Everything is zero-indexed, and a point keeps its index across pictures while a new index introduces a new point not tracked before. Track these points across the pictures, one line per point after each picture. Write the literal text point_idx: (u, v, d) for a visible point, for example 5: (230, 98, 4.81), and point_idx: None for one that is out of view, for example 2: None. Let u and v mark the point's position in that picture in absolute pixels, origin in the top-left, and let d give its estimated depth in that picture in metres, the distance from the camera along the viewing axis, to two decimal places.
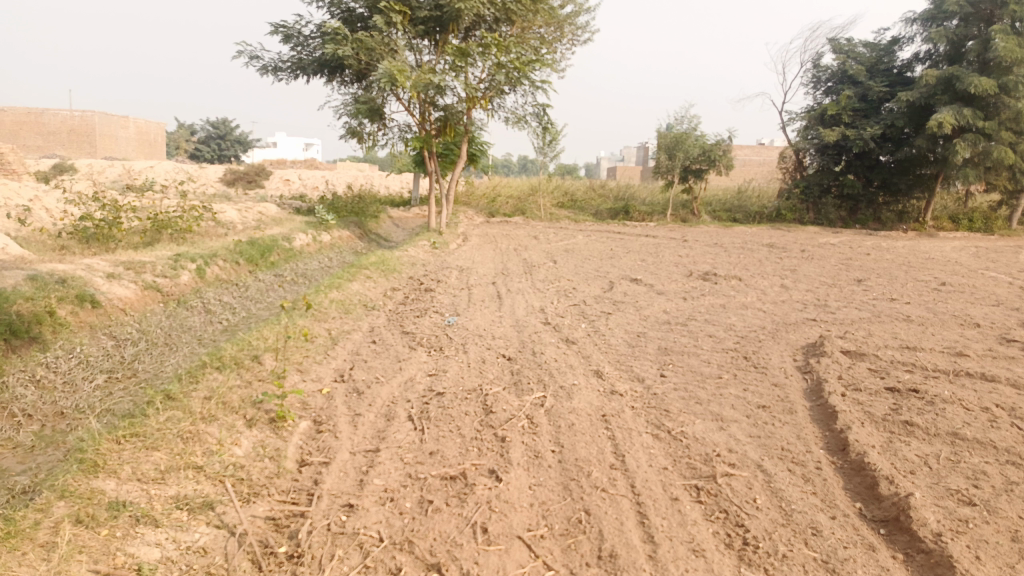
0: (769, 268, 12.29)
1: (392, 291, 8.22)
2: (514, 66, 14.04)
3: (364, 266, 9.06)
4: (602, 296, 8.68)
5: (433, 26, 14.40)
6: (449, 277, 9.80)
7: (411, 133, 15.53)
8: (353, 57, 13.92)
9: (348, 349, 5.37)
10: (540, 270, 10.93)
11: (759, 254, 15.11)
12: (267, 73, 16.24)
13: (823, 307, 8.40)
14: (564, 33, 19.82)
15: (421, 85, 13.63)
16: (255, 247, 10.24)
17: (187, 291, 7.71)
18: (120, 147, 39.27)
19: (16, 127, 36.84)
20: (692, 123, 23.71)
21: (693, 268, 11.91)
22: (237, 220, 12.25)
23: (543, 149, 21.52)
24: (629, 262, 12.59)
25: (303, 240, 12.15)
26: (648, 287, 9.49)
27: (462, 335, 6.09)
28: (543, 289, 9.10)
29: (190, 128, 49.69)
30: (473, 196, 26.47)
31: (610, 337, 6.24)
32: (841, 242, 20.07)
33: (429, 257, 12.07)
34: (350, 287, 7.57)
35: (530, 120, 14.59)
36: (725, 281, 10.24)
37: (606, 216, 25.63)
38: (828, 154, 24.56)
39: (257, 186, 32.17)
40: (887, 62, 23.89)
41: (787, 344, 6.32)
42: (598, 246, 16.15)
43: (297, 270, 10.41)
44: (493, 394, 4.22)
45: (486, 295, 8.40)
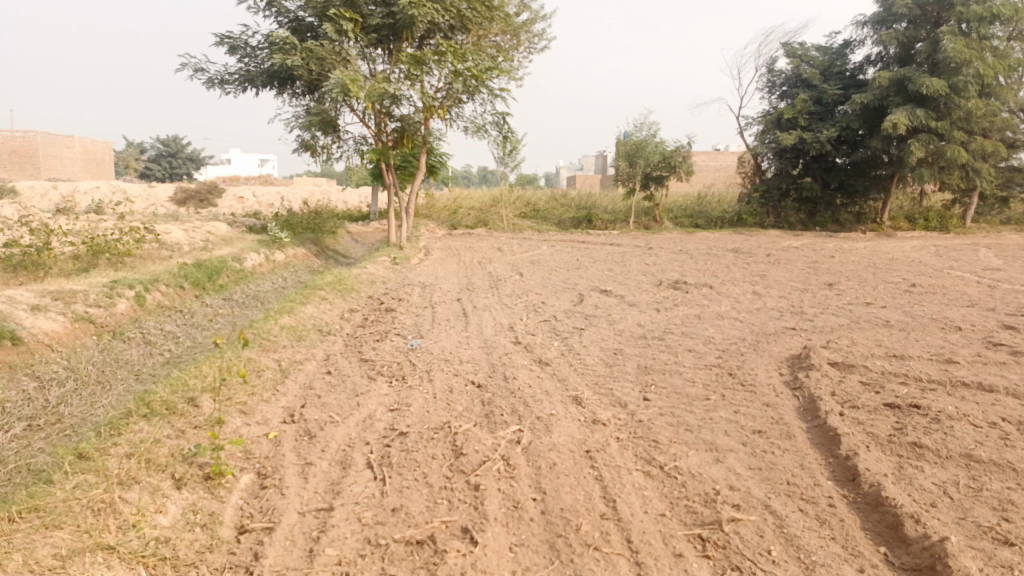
0: (739, 274, 12.07)
1: (350, 312, 7.72)
2: (471, 74, 13.64)
3: (320, 286, 8.54)
4: (573, 309, 8.29)
5: (387, 34, 13.95)
6: (411, 294, 9.33)
7: (366, 145, 15.02)
8: (303, 67, 13.36)
9: (299, 383, 4.87)
10: (506, 283, 10.52)
11: (726, 259, 14.95)
12: (213, 86, 15.56)
13: (801, 314, 8.14)
14: (521, 41, 19.53)
15: (376, 95, 13.14)
16: (202, 270, 9.63)
17: (124, 321, 7.10)
18: (65, 168, 37.87)
19: None
20: (651, 130, 23.62)
21: (662, 276, 11.64)
22: (182, 241, 11.60)
23: (504, 159, 21.17)
24: (597, 272, 12.27)
25: (254, 260, 11.55)
26: (619, 299, 9.14)
27: (426, 360, 5.63)
28: (510, 304, 8.68)
29: (140, 146, 48.29)
30: (433, 209, 26.00)
31: (586, 356, 5.83)
32: (803, 244, 20.11)
33: (389, 274, 11.57)
34: (304, 310, 7.05)
35: (490, 129, 14.21)
36: (697, 290, 9.95)
37: (569, 225, 25.38)
38: (786, 158, 24.69)
39: (209, 204, 31.23)
40: (840, 65, 24.13)
41: (771, 357, 5.99)
42: (563, 256, 15.83)
43: (248, 292, 9.83)
44: (463, 432, 3.76)
45: (451, 313, 7.96)
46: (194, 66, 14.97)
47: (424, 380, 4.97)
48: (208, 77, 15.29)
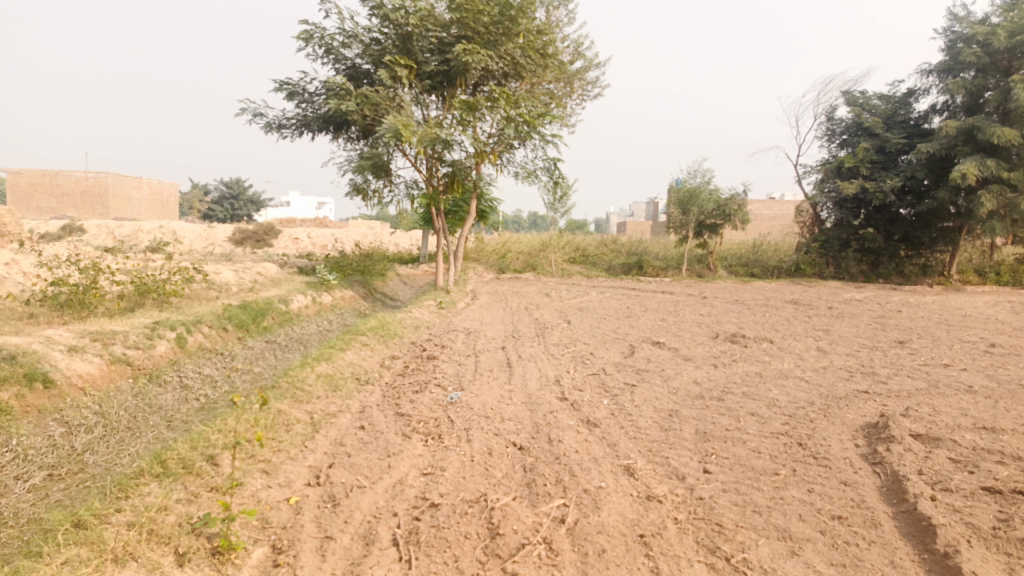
0: (800, 329, 11.45)
1: (391, 360, 7.44)
2: (523, 119, 13.53)
3: (362, 331, 8.31)
4: (624, 363, 7.86)
5: (441, 81, 14.00)
6: (456, 341, 9.04)
7: (418, 189, 15.00)
8: (357, 112, 13.46)
9: (330, 439, 4.57)
10: (554, 332, 10.15)
11: (785, 311, 14.33)
12: (271, 130, 15.84)
13: (872, 375, 7.54)
14: (575, 88, 19.52)
15: (428, 140, 13.12)
16: (247, 312, 9.54)
17: (162, 364, 6.97)
18: (132, 208, 39.36)
19: (30, 189, 37.20)
20: (706, 177, 23.18)
21: (718, 328, 11.12)
22: (231, 281, 11.63)
23: (554, 205, 21.00)
24: (649, 322, 11.83)
25: (301, 302, 11.48)
26: (673, 353, 8.67)
27: (466, 415, 5.27)
28: (557, 354, 8.31)
29: (204, 188, 49.99)
30: (483, 252, 25.94)
31: (638, 417, 5.39)
32: (866, 297, 19.25)
33: (434, 319, 11.34)
34: (343, 357, 6.81)
35: (541, 175, 14.05)
36: (756, 345, 9.41)
37: (619, 271, 24.95)
38: (847, 207, 23.90)
39: (265, 245, 31.86)
40: (904, 113, 23.41)
41: (844, 425, 5.45)
42: (614, 303, 15.42)
43: (292, 335, 9.69)
44: (501, 506, 3.38)
45: (495, 363, 7.62)
46: (253, 111, 15.26)
47: (462, 440, 4.61)
48: (266, 121, 15.56)
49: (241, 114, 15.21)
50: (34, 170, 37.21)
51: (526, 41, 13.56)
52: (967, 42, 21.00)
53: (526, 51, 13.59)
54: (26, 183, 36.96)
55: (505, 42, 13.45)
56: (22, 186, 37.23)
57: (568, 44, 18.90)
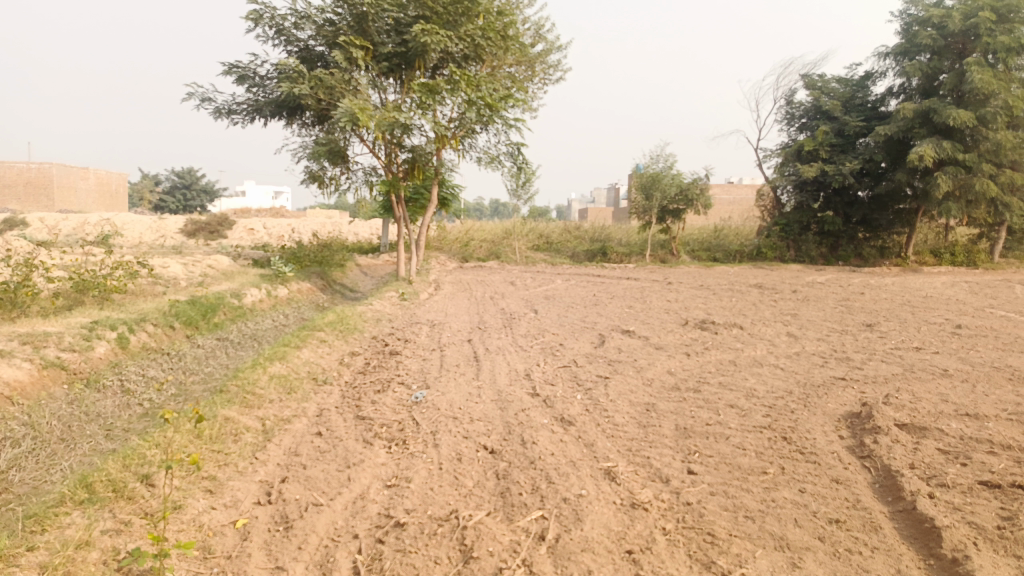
0: (768, 313, 11.33)
1: (351, 356, 7.05)
2: (485, 103, 13.13)
3: (319, 326, 7.88)
4: (594, 354, 7.58)
5: (398, 63, 13.49)
6: (419, 334, 8.67)
7: (376, 176, 14.51)
8: (311, 96, 12.90)
9: (283, 448, 4.18)
10: (521, 322, 9.83)
11: (751, 296, 14.25)
12: (221, 117, 15.17)
13: (847, 361, 7.40)
14: (536, 72, 19.15)
15: (386, 124, 12.64)
16: (197, 308, 9.01)
17: (102, 367, 6.47)
18: (80, 200, 37.88)
19: None
20: (668, 162, 23.06)
21: (686, 314, 10.94)
22: (180, 275, 11.04)
23: (517, 192, 20.66)
24: (617, 310, 11.61)
25: (255, 296, 10.95)
26: (644, 342, 8.43)
27: (432, 416, 4.92)
28: (525, 346, 8.01)
29: (155, 178, 48.33)
30: (445, 241, 25.51)
31: (615, 413, 5.11)
32: (827, 280, 19.36)
33: (396, 311, 10.93)
34: (300, 355, 6.39)
35: (504, 160, 13.69)
36: (727, 332, 9.22)
37: (583, 258, 24.77)
38: (807, 190, 24.03)
39: (220, 236, 30.90)
40: (862, 97, 23.58)
41: (826, 416, 5.25)
42: (579, 291, 15.19)
43: (245, 332, 9.20)
44: (474, 524, 3.06)
45: (461, 357, 7.27)
46: (201, 97, 14.57)
47: (428, 445, 4.27)
48: (215, 107, 14.88)
49: (188, 99, 14.51)
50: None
51: (486, 22, 13.14)
52: (922, 25, 21.16)
53: (487, 32, 13.18)
54: None
55: (465, 23, 13.02)
56: None
57: (529, 27, 18.51)
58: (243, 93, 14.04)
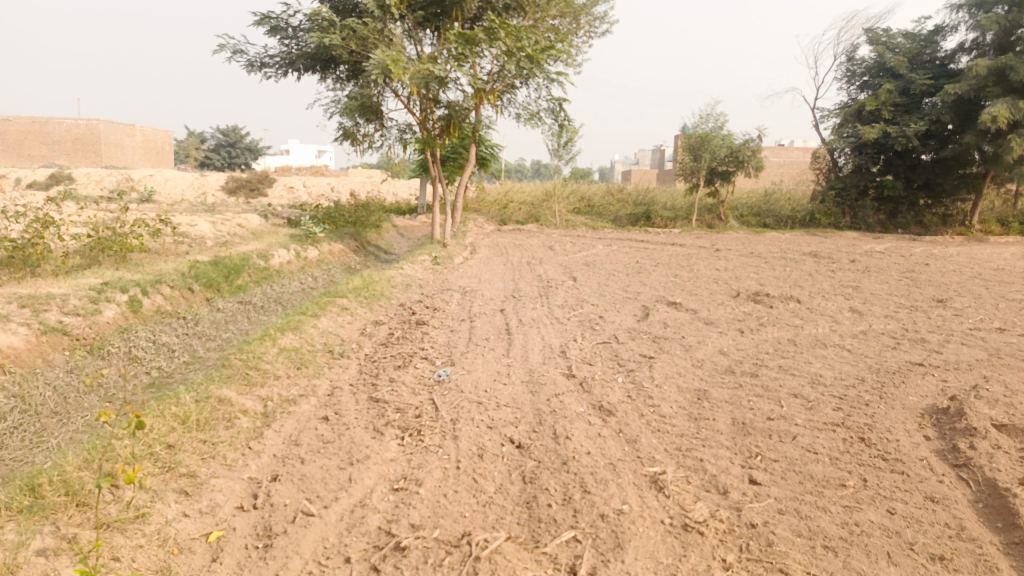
0: (827, 285, 10.49)
1: (373, 326, 6.53)
2: (525, 54, 12.34)
3: (342, 291, 7.38)
4: (637, 329, 6.94)
5: (434, 12, 12.74)
6: (450, 302, 8.14)
7: (411, 134, 13.88)
8: (342, 47, 12.27)
9: (283, 437, 3.69)
10: (559, 290, 9.21)
11: (806, 266, 13.37)
12: (253, 70, 14.69)
13: (921, 342, 6.64)
14: (581, 25, 18.17)
15: (421, 77, 11.97)
16: (219, 269, 8.58)
17: (108, 332, 6.09)
18: (126, 156, 38.17)
19: (21, 137, 36.15)
20: (718, 122, 21.89)
21: (737, 285, 10.20)
22: (206, 234, 10.67)
23: (559, 152, 19.84)
24: (662, 278, 10.92)
25: (282, 257, 10.50)
26: (691, 316, 7.73)
27: (455, 400, 4.38)
28: (563, 318, 7.41)
29: (200, 135, 48.38)
30: (484, 202, 24.86)
31: (661, 401, 4.50)
32: (886, 249, 18.22)
33: (428, 276, 10.40)
34: (317, 324, 5.88)
35: (544, 116, 12.94)
36: (783, 307, 8.46)
37: (626, 222, 23.90)
38: (866, 153, 22.66)
39: (260, 194, 30.74)
40: (930, 53, 21.98)
41: (907, 412, 4.54)
42: (622, 257, 14.48)
43: (269, 295, 8.77)
44: (492, 554, 2.54)
45: (493, 328, 6.72)
46: (233, 48, 14.07)
47: (446, 437, 3.72)
48: (247, 60, 14.39)
49: (219, 51, 14.04)
50: (23, 117, 36.06)
51: None
52: None
53: None
54: (15, 131, 35.90)
55: None
56: (12, 134, 36.12)
57: None
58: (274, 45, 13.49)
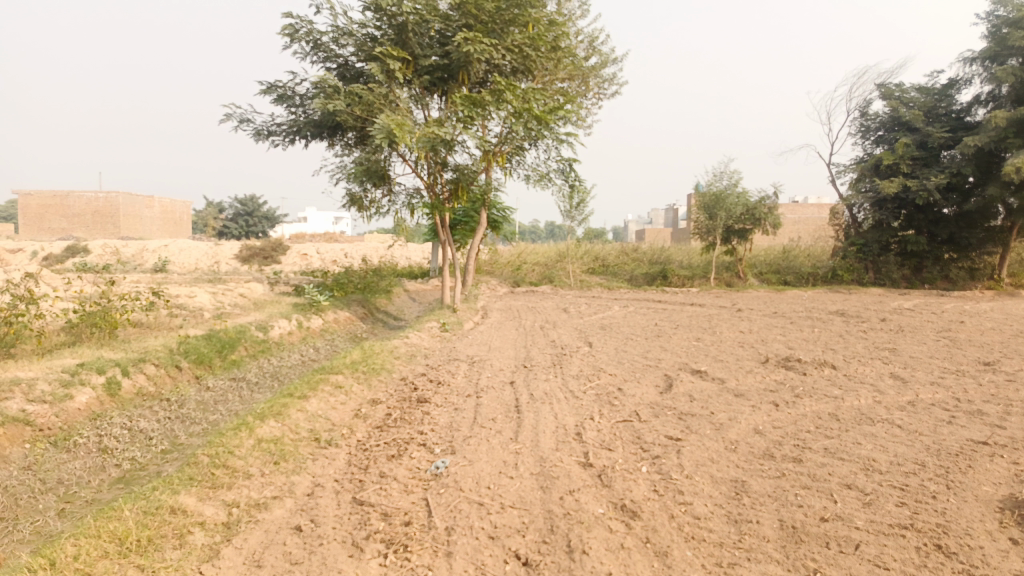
0: (861, 348, 9.85)
1: (369, 407, 5.96)
2: (534, 115, 12.07)
3: (339, 367, 6.85)
4: (660, 403, 6.32)
5: (441, 76, 12.58)
6: (457, 375, 7.57)
7: (419, 198, 13.55)
8: (348, 113, 12.08)
9: (243, 557, 3.13)
10: (574, 358, 8.64)
11: (834, 325, 12.73)
12: (261, 139, 14.57)
13: (979, 415, 5.96)
14: (590, 86, 18.09)
15: (427, 140, 11.69)
16: (211, 343, 8.11)
17: (78, 420, 5.60)
18: (145, 227, 38.54)
19: (43, 210, 36.71)
20: (732, 180, 21.56)
21: (765, 349, 9.58)
22: (205, 306, 10.28)
23: (571, 213, 19.55)
24: (683, 343, 10.32)
25: (283, 328, 10.03)
26: (718, 386, 7.11)
27: (454, 500, 3.78)
28: (578, 391, 6.81)
29: (219, 205, 49.05)
30: (497, 265, 24.51)
31: (694, 499, 3.86)
32: (915, 305, 17.52)
33: (435, 345, 9.87)
34: (304, 407, 5.34)
35: (555, 177, 12.59)
36: (818, 374, 7.81)
37: (642, 282, 23.40)
38: (886, 207, 21.95)
39: (273, 262, 30.68)
40: (945, 106, 21.69)
41: (983, 506, 3.87)
42: (640, 319, 13.92)
43: (265, 370, 8.26)
44: None
45: (501, 406, 6.12)
46: (240, 117, 13.98)
47: (437, 554, 3.12)
48: (255, 128, 14.28)
49: (226, 120, 13.94)
50: (45, 191, 36.67)
51: (536, 31, 12.17)
52: (1014, 26, 19.28)
53: (536, 42, 12.19)
54: (37, 205, 36.48)
55: (512, 32, 12.08)
56: (34, 208, 36.72)
57: (582, 39, 17.49)
58: (280, 113, 13.37)
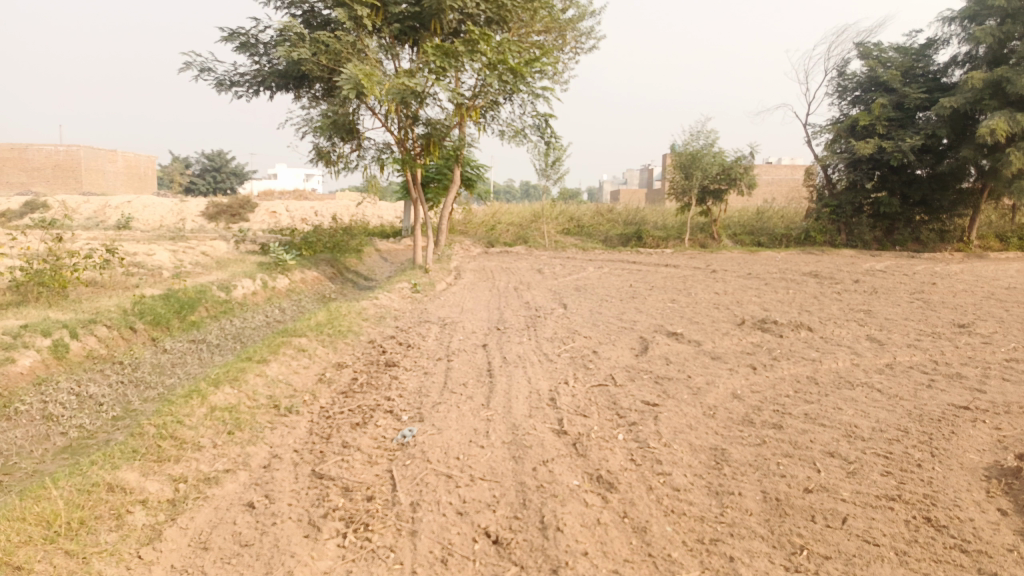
0: (836, 310, 9.76)
1: (334, 372, 5.69)
2: (509, 68, 11.62)
3: (302, 329, 6.54)
4: (636, 366, 6.14)
5: (412, 25, 12.03)
6: (427, 337, 7.31)
7: (389, 154, 13.09)
8: (314, 62, 11.52)
9: (189, 539, 2.90)
10: (548, 319, 8.43)
11: (810, 287, 12.67)
12: (223, 89, 13.93)
13: (958, 378, 5.87)
14: (567, 40, 17.57)
15: (397, 93, 11.20)
16: (169, 303, 7.74)
17: (20, 386, 5.28)
18: (108, 183, 37.33)
19: None
20: (709, 139, 21.29)
21: (741, 311, 9.45)
22: (165, 265, 9.87)
23: (546, 171, 19.19)
24: (659, 304, 10.16)
25: (247, 288, 9.66)
26: (695, 349, 6.95)
27: (420, 472, 3.56)
28: (552, 354, 6.61)
29: (185, 160, 47.69)
30: (471, 224, 24.14)
31: (673, 469, 3.68)
32: (887, 267, 17.57)
33: (406, 305, 9.58)
34: (264, 370, 5.06)
35: (530, 133, 12.21)
36: (794, 336, 7.69)
37: (617, 242, 23.23)
38: (861, 168, 21.87)
39: (241, 219, 29.92)
40: (923, 66, 21.52)
41: (968, 474, 3.74)
42: (615, 280, 13.73)
43: (227, 331, 7.93)
44: None
45: (473, 369, 5.89)
46: (200, 66, 13.32)
47: (400, 534, 2.91)
48: (216, 78, 13.62)
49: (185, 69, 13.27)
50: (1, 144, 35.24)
51: None
52: None
53: None
54: None
55: None
56: None
57: None
58: (243, 62, 12.75)
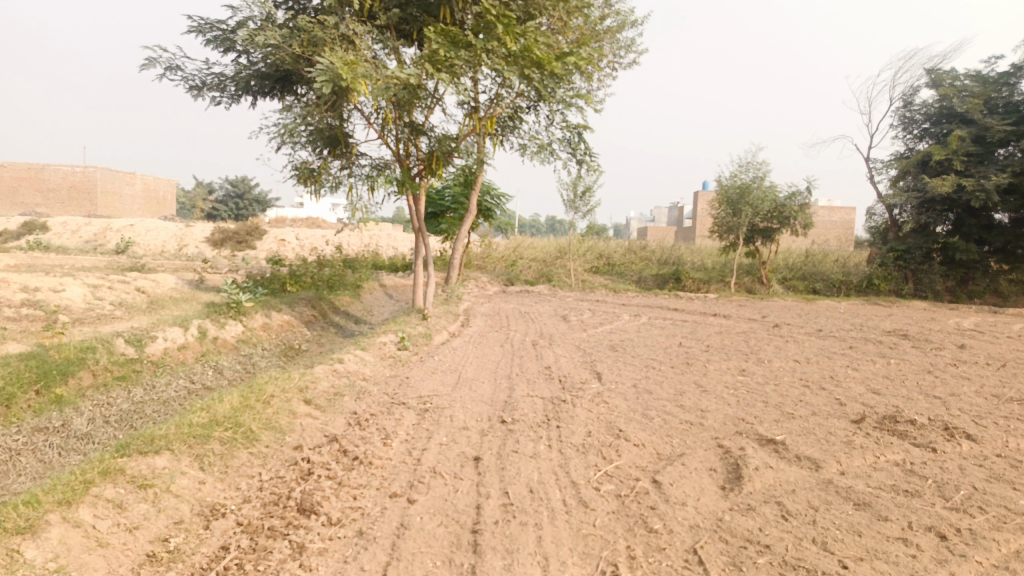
0: (977, 398, 7.02)
1: (187, 537, 3.18)
2: (535, 61, 9.13)
3: (175, 432, 4.01)
4: (734, 530, 3.48)
5: (415, 14, 9.63)
6: (391, 438, 4.72)
7: (385, 171, 10.63)
8: (287, 53, 9.15)
9: None
10: (576, 405, 5.85)
11: (909, 354, 9.91)
12: (195, 93, 11.63)
13: None
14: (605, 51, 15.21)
15: (390, 90, 8.76)
16: (22, 371, 5.36)
17: None
18: (124, 206, 35.65)
19: (16, 183, 33.89)
20: (760, 171, 18.69)
21: (846, 396, 6.76)
22: (72, 307, 7.52)
23: (574, 202, 16.73)
24: (728, 378, 7.52)
25: (172, 340, 7.19)
26: (817, 481, 4.27)
27: None
28: (586, 489, 3.95)
29: (209, 186, 46.25)
30: (489, 258, 21.76)
31: None
32: (975, 325, 14.79)
33: (384, 373, 7.04)
34: (17, 559, 2.63)
35: (558, 149, 9.75)
36: (957, 454, 4.97)
37: (651, 284, 20.71)
38: (933, 209, 19.06)
39: (247, 247, 27.68)
40: (1005, 96, 18.55)
41: None
42: (659, 335, 11.08)
43: (109, 409, 5.45)
44: None
45: (443, 531, 3.28)
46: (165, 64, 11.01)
47: None
48: (185, 79, 11.32)
49: (147, 67, 10.97)
50: (18, 163, 33.83)
51: None
52: None
53: None
54: (11, 177, 33.69)
55: None
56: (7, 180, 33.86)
57: None
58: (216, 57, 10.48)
